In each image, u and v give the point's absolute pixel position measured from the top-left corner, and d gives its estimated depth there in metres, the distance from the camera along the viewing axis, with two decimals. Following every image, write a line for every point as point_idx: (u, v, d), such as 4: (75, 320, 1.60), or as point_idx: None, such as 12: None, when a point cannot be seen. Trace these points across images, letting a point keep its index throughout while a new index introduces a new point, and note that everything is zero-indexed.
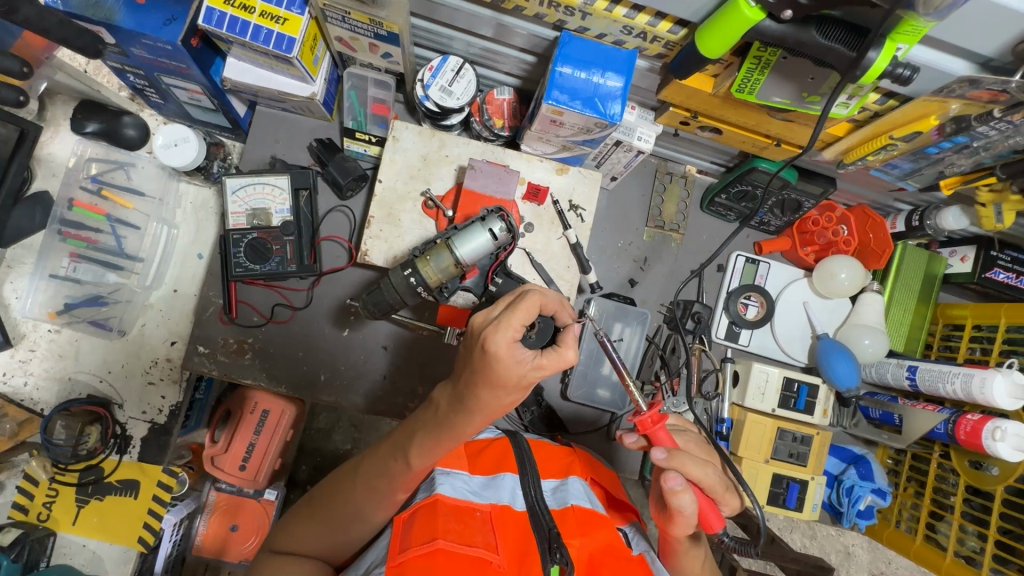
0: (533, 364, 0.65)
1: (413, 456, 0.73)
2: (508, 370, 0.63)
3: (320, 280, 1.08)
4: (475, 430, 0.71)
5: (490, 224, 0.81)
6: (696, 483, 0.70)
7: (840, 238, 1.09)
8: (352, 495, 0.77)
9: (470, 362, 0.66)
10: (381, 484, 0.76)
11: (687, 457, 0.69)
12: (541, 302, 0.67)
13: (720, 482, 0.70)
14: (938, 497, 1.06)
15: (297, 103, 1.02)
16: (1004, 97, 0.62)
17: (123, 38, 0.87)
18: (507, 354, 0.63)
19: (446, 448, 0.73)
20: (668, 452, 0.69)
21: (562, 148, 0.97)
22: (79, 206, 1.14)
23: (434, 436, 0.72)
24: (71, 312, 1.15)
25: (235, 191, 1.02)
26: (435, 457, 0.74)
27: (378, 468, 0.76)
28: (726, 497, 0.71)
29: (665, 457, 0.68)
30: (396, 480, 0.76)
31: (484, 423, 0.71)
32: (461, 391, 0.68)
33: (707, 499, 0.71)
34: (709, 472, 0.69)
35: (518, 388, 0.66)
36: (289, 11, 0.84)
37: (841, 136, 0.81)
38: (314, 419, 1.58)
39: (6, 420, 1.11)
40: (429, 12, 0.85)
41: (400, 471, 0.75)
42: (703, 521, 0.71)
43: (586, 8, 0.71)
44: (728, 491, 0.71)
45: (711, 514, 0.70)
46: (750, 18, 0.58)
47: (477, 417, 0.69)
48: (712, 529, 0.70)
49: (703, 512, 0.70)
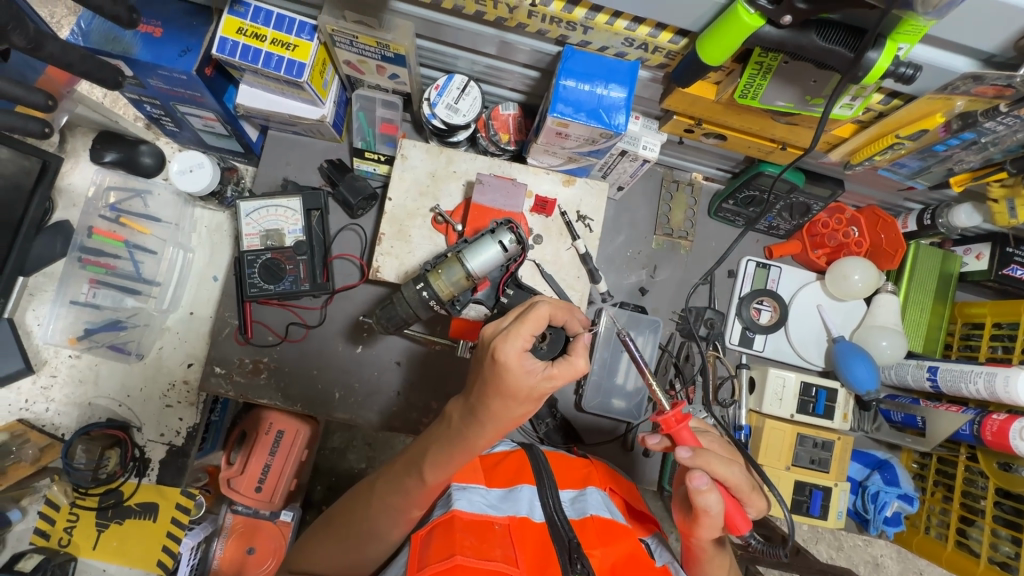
0: (544, 374, 0.65)
1: (426, 471, 0.73)
2: (519, 380, 0.63)
3: (333, 299, 1.09)
4: (488, 443, 0.71)
5: (500, 236, 0.82)
6: (722, 482, 0.69)
7: (851, 239, 1.10)
8: (368, 511, 0.77)
9: (481, 373, 0.66)
10: (397, 498, 0.75)
11: (713, 456, 0.67)
12: (551, 312, 0.67)
13: (745, 483, 0.69)
14: (968, 501, 1.03)
15: (307, 126, 1.05)
16: (1010, 92, 0.62)
17: (141, 70, 0.90)
18: (517, 364, 0.63)
19: (459, 463, 0.72)
20: (693, 450, 0.68)
21: (568, 160, 0.98)
22: (98, 234, 1.19)
23: (450, 448, 0.71)
24: (91, 338, 1.19)
25: (249, 213, 1.04)
26: (449, 471, 0.73)
27: (393, 482, 0.76)
28: (752, 497, 0.70)
29: (691, 455, 0.67)
30: (410, 495, 0.75)
31: (497, 435, 0.70)
32: (473, 403, 0.68)
33: (733, 501, 0.69)
34: (735, 471, 0.68)
35: (529, 399, 0.66)
36: (299, 38, 0.87)
37: (846, 138, 0.81)
38: (329, 438, 1.59)
39: (29, 446, 1.14)
40: (434, 33, 0.88)
41: (414, 485, 0.74)
42: (729, 523, 0.69)
43: (587, 22, 0.73)
44: (754, 493, 0.70)
45: (737, 516, 0.69)
46: (750, 24, 0.59)
47: (488, 430, 0.68)
48: (739, 531, 0.69)
49: (729, 513, 0.69)
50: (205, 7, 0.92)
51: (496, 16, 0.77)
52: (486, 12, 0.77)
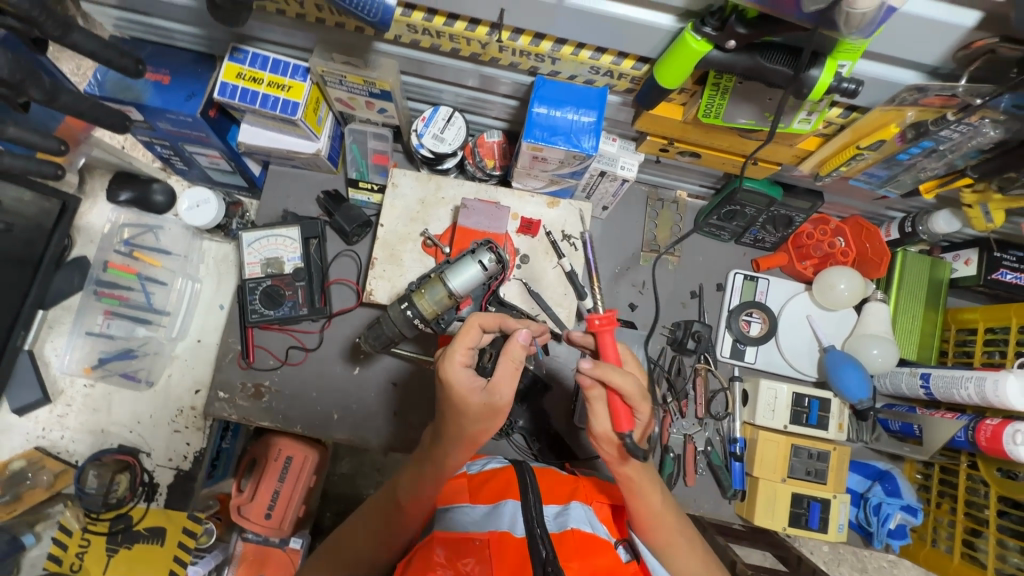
0: (488, 388, 0.71)
1: (402, 492, 0.80)
2: (464, 397, 0.70)
3: (331, 322, 1.14)
4: (459, 463, 0.78)
5: (480, 256, 0.86)
6: (615, 391, 0.70)
7: (838, 249, 1.10)
8: (354, 537, 0.83)
9: (440, 400, 0.73)
10: (381, 523, 0.82)
11: (610, 366, 0.69)
12: (478, 324, 0.73)
13: (640, 390, 0.70)
14: (973, 511, 1.01)
15: (305, 160, 1.11)
16: (955, 101, 0.66)
17: (150, 115, 0.98)
18: (458, 382, 0.70)
19: (431, 484, 0.79)
20: (592, 362, 0.69)
21: (550, 182, 1.02)
22: (113, 267, 1.26)
23: (422, 470, 0.79)
24: (105, 367, 1.25)
25: (251, 243, 1.10)
26: (422, 492, 0.79)
27: (377, 509, 0.83)
28: (640, 403, 0.70)
29: (590, 364, 0.69)
30: (390, 518, 0.81)
31: (465, 454, 0.77)
32: (439, 428, 0.76)
33: (623, 404, 0.71)
34: (628, 380, 0.69)
35: (482, 415, 0.71)
36: (293, 79, 0.94)
37: (813, 150, 0.84)
38: (336, 464, 1.61)
39: (44, 473, 1.19)
40: (418, 70, 0.94)
41: (393, 508, 0.81)
42: (613, 419, 0.71)
43: (554, 54, 0.78)
44: (646, 402, 0.70)
45: (621, 417, 0.70)
46: (698, 50, 0.63)
47: (456, 451, 0.75)
48: (622, 430, 0.70)
49: (615, 411, 0.71)
50: (208, 55, 1.00)
51: (471, 52, 0.83)
52: (462, 49, 0.82)
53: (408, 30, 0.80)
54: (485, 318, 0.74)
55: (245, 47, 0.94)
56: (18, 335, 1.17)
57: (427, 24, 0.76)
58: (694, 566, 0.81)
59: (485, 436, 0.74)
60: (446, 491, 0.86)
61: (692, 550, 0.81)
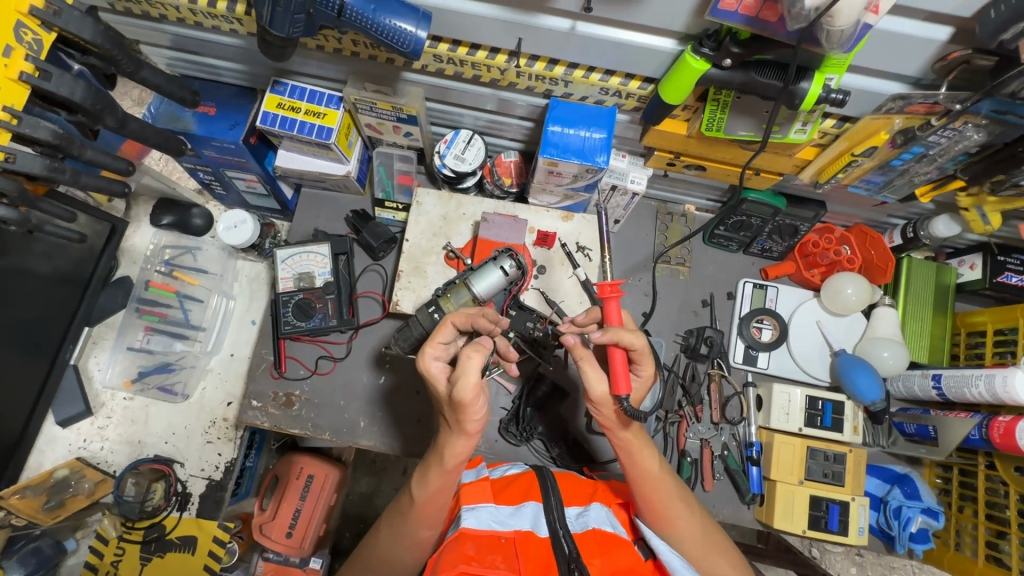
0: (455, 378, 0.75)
1: (414, 490, 0.82)
2: (434, 386, 0.76)
3: (358, 333, 1.20)
4: (462, 454, 0.79)
5: (501, 263, 0.96)
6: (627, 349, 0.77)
7: (843, 256, 1.15)
8: (377, 539, 0.86)
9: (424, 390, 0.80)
10: (399, 523, 0.84)
11: (621, 328, 0.76)
12: (449, 320, 0.79)
13: (644, 349, 0.78)
14: (994, 513, 1.01)
15: (335, 182, 1.20)
16: (938, 108, 0.72)
17: (197, 143, 1.07)
18: (430, 373, 0.76)
19: (439, 478, 0.81)
20: (605, 328, 0.75)
21: (564, 197, 1.09)
22: (154, 286, 1.32)
23: (429, 462, 0.82)
24: (144, 380, 1.31)
25: (285, 259, 1.17)
26: (431, 488, 0.81)
27: (393, 510, 0.86)
28: (643, 361, 0.79)
29: (602, 332, 0.74)
30: (407, 519, 0.83)
31: (465, 444, 0.79)
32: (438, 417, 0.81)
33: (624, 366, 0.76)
34: (638, 337, 0.77)
35: (454, 404, 0.74)
36: (328, 107, 1.03)
37: (811, 159, 0.91)
38: (356, 483, 1.64)
39: (85, 481, 1.25)
40: (442, 96, 1.02)
41: (407, 505, 0.83)
42: (614, 382, 0.76)
43: (567, 77, 0.86)
44: (648, 361, 0.79)
45: (621, 378, 0.76)
46: (698, 69, 0.70)
47: (457, 442, 0.78)
48: (620, 393, 0.76)
49: (616, 374, 0.76)
50: (250, 88, 1.10)
51: (490, 78, 0.91)
52: (482, 75, 0.90)
53: (433, 60, 0.88)
54: (456, 316, 0.79)
55: (285, 80, 1.04)
56: (67, 349, 1.25)
57: (451, 54, 0.85)
58: (690, 532, 0.83)
59: (473, 425, 0.76)
60: (466, 490, 0.83)
61: (689, 516, 0.83)
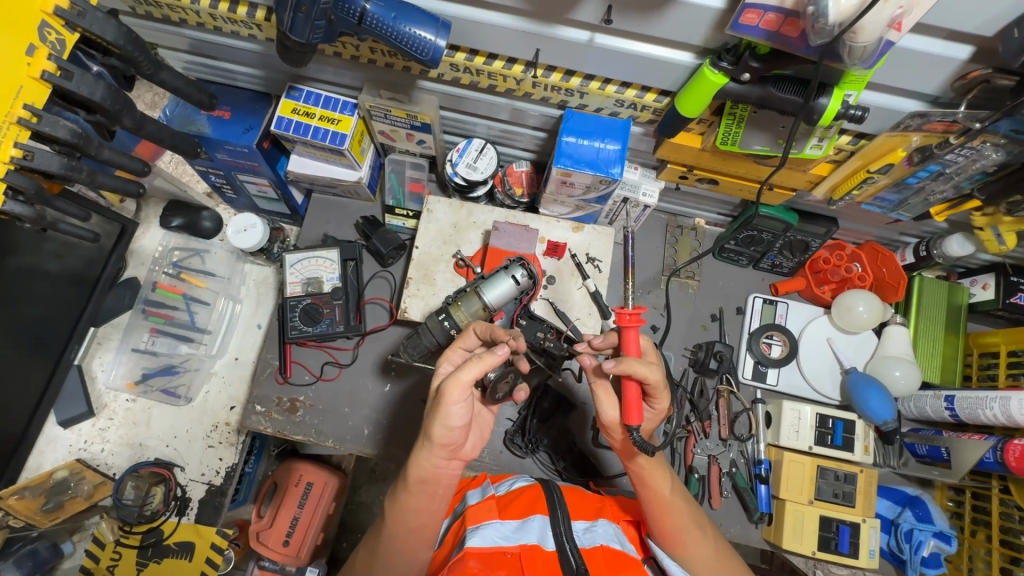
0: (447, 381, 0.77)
1: (384, 512, 0.81)
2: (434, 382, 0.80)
3: (364, 339, 1.19)
4: (424, 465, 0.77)
5: (513, 272, 0.96)
6: (643, 381, 0.75)
7: (855, 274, 1.14)
8: (357, 563, 0.85)
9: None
10: (374, 547, 0.82)
11: (633, 360, 0.74)
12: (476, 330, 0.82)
13: (659, 383, 0.76)
14: (1008, 538, 0.99)
15: (346, 188, 1.20)
16: (957, 126, 0.71)
17: (211, 146, 1.08)
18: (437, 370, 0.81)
19: (404, 499, 0.79)
20: (617, 359, 0.74)
21: (575, 208, 1.09)
22: (161, 288, 1.30)
23: (396, 479, 0.81)
24: (147, 382, 1.30)
25: (294, 264, 1.17)
26: (399, 509, 0.79)
27: (371, 533, 0.84)
28: (658, 393, 0.78)
29: (614, 363, 0.73)
30: (380, 543, 0.81)
31: (427, 455, 0.77)
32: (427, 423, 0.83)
33: (637, 397, 0.76)
34: (653, 370, 0.75)
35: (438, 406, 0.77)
36: (342, 114, 1.03)
37: (825, 176, 0.90)
38: (355, 492, 1.62)
39: (85, 483, 1.23)
40: (456, 104, 1.03)
41: (381, 529, 0.81)
42: (626, 411, 0.76)
43: (583, 88, 0.86)
44: (663, 395, 0.78)
45: (634, 409, 0.76)
46: (716, 82, 0.71)
47: (422, 453, 0.77)
48: (631, 422, 0.76)
49: (629, 403, 0.76)
50: (265, 93, 1.11)
51: (506, 88, 0.91)
52: (497, 85, 0.91)
53: (450, 68, 0.89)
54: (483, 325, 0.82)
55: (301, 86, 1.05)
56: (72, 349, 1.26)
57: (468, 63, 0.86)
58: (704, 557, 0.81)
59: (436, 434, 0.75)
60: (472, 509, 0.82)
61: (701, 541, 0.82)
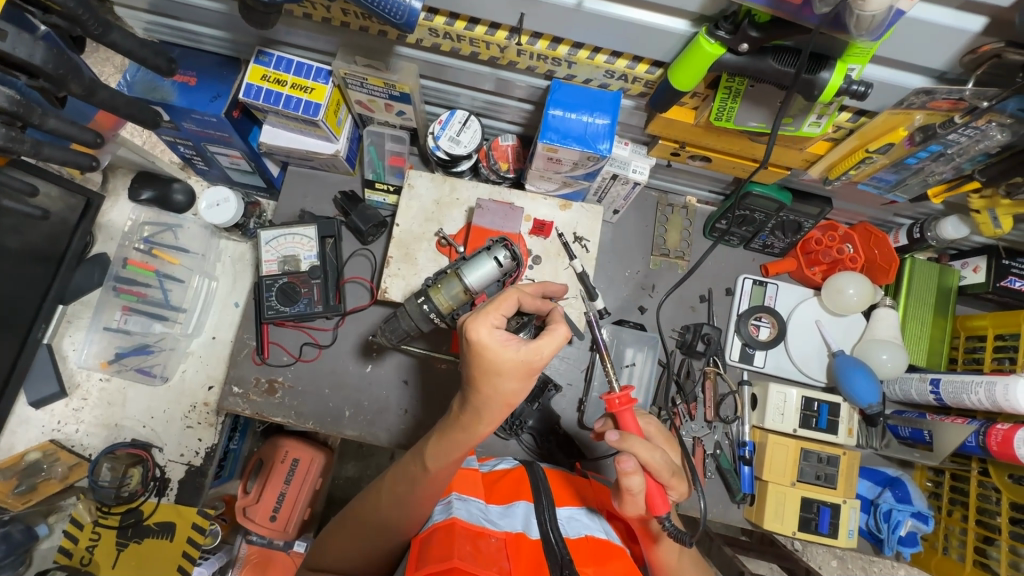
0: (524, 346, 0.69)
1: (427, 458, 0.75)
2: (499, 354, 0.68)
3: (345, 320, 1.16)
4: (491, 430, 0.74)
5: (496, 253, 0.92)
6: (647, 467, 0.71)
7: (846, 255, 1.12)
8: (378, 504, 0.77)
9: (466, 363, 0.72)
10: (402, 494, 0.76)
11: (637, 440, 0.70)
12: (519, 297, 0.74)
13: (665, 467, 0.71)
14: (984, 518, 1.00)
15: (323, 161, 1.14)
16: (963, 105, 0.68)
17: (176, 114, 1.01)
18: (493, 341, 0.68)
19: (459, 451, 0.75)
20: (620, 434, 0.71)
21: (563, 184, 1.04)
22: (132, 264, 1.27)
23: (447, 434, 0.75)
24: (121, 361, 1.26)
25: (269, 241, 1.13)
26: (449, 458, 0.75)
27: (399, 475, 0.78)
28: (673, 481, 0.73)
29: (617, 439, 0.70)
30: (415, 488, 0.75)
31: (496, 421, 0.74)
32: (466, 391, 0.73)
33: (656, 483, 0.73)
34: (657, 455, 0.71)
35: (517, 373, 0.69)
36: (316, 82, 0.97)
37: (821, 155, 0.87)
38: (342, 467, 1.60)
39: (59, 464, 1.22)
40: (437, 73, 0.96)
41: (418, 474, 0.76)
42: (648, 501, 0.73)
43: (571, 57, 0.81)
44: (678, 482, 0.73)
45: (656, 497, 0.72)
46: (711, 53, 0.66)
47: (485, 413, 0.72)
48: (657, 512, 0.72)
49: (650, 494, 0.72)
50: (233, 58, 1.03)
51: (489, 56, 0.86)
52: (480, 53, 0.85)
53: (429, 34, 0.83)
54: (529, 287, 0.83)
55: (271, 51, 0.98)
56: (40, 329, 1.20)
57: (448, 28, 0.80)
58: None
59: (518, 400, 0.72)
60: (461, 483, 0.84)
61: None
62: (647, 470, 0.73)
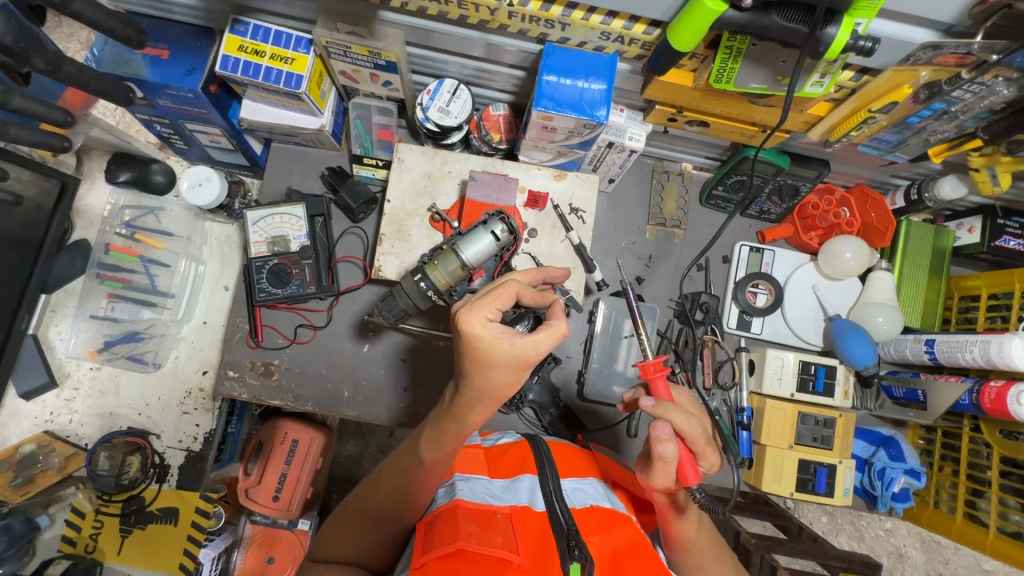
0: (520, 340, 0.67)
1: (424, 445, 0.75)
2: (494, 349, 0.67)
3: (339, 300, 1.13)
4: (482, 419, 0.74)
5: (492, 227, 0.89)
6: (680, 434, 0.72)
7: (842, 219, 1.11)
8: (378, 490, 0.77)
9: (457, 352, 0.70)
10: (402, 480, 0.76)
11: (672, 407, 0.71)
12: (517, 290, 0.71)
13: (700, 436, 0.72)
14: (975, 473, 1.03)
15: (308, 136, 1.09)
16: (970, 59, 0.68)
17: (150, 91, 0.96)
18: (485, 335, 0.67)
19: (455, 436, 0.74)
20: (656, 400, 0.71)
21: (558, 154, 1.01)
22: (115, 250, 1.22)
23: (442, 421, 0.74)
24: (111, 350, 1.23)
25: (257, 222, 1.09)
26: (445, 445, 0.74)
27: (397, 462, 0.78)
28: (705, 451, 0.73)
29: (652, 404, 0.71)
30: (413, 473, 0.76)
31: (489, 411, 0.73)
32: (458, 380, 0.72)
33: (689, 453, 0.73)
34: (693, 423, 0.71)
35: (509, 366, 0.68)
36: (297, 51, 0.92)
37: (822, 117, 0.86)
38: (343, 446, 1.59)
39: (55, 455, 1.20)
40: (424, 39, 0.92)
41: (415, 459, 0.76)
42: (679, 471, 0.73)
43: (564, 19, 0.78)
44: (709, 451, 0.74)
45: (689, 468, 0.72)
46: (712, 10, 0.63)
47: (477, 408, 0.71)
48: (687, 483, 0.73)
49: (682, 464, 0.73)
50: (206, 28, 0.98)
51: (478, 19, 0.82)
52: (469, 16, 0.81)
53: None
54: (526, 275, 0.81)
55: (246, 19, 0.92)
56: (23, 319, 1.16)
57: None
58: None
59: (511, 391, 0.71)
60: (464, 464, 0.84)
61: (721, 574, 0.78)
62: (681, 439, 0.73)
